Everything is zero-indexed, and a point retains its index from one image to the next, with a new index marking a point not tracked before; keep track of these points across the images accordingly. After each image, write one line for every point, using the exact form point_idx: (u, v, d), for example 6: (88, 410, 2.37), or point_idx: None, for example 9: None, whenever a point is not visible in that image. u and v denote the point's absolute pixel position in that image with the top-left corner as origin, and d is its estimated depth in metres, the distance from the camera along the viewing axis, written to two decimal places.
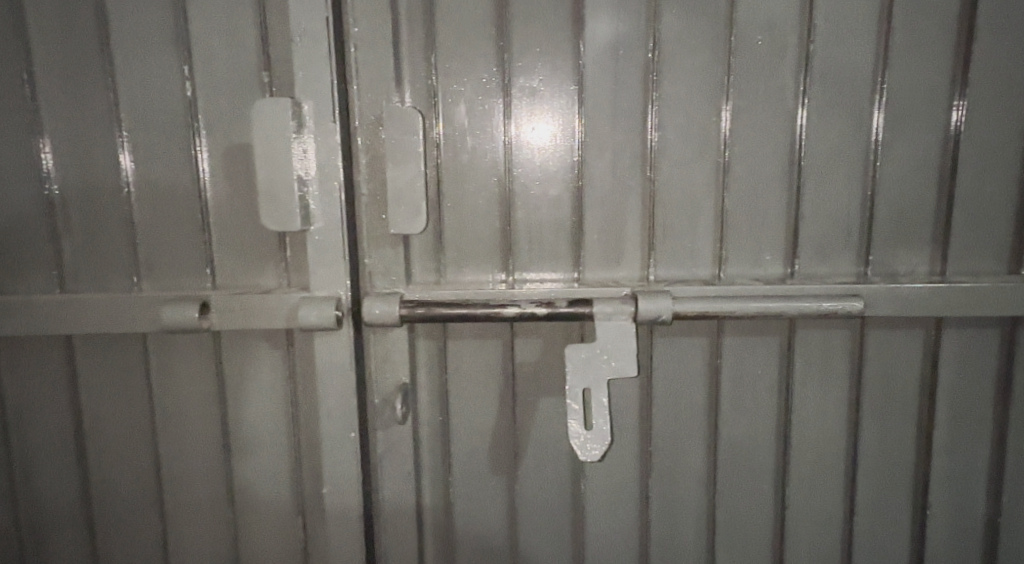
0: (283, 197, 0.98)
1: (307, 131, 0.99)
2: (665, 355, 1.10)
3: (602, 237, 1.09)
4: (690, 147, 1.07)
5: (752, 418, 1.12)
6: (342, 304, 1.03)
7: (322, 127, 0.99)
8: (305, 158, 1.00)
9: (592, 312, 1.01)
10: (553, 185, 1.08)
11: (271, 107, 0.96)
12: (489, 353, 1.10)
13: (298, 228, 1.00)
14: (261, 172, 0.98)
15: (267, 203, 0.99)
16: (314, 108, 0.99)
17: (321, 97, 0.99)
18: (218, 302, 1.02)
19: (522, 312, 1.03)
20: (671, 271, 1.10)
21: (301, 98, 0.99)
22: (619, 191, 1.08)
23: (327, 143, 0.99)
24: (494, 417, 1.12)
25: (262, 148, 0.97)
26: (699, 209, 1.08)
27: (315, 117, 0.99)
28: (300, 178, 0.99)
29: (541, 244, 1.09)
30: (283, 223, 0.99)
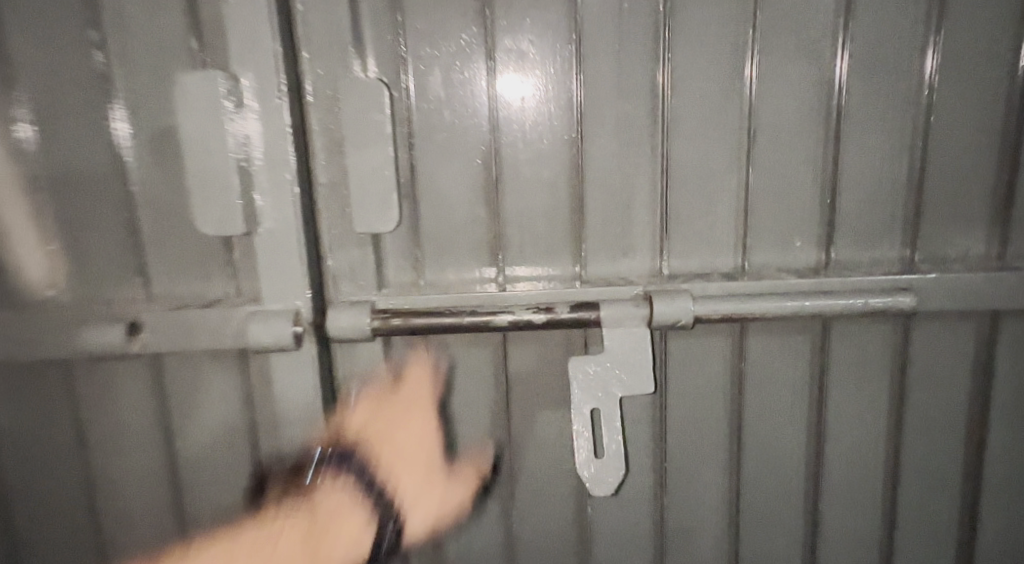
0: (222, 194, 0.83)
1: (248, 110, 0.81)
2: (682, 360, 0.96)
3: (605, 225, 0.93)
4: (708, 118, 0.91)
5: (777, 428, 0.98)
6: (302, 319, 0.86)
7: (266, 105, 0.81)
8: (248, 143, 0.82)
9: (600, 318, 0.86)
10: (547, 166, 0.92)
11: (202, 85, 0.80)
12: (479, 366, 0.95)
13: (243, 231, 0.84)
14: (192, 164, 0.82)
15: (202, 201, 0.83)
16: (254, 81, 0.81)
17: (261, 67, 0.80)
18: (150, 320, 0.86)
19: (520, 320, 0.87)
20: (687, 263, 0.94)
21: (237, 70, 0.81)
22: (626, 171, 0.92)
23: (274, 124, 0.81)
24: (486, 437, 0.98)
25: (191, 135, 0.81)
26: (719, 190, 0.92)
27: (257, 92, 0.81)
28: (243, 169, 0.82)
29: (536, 236, 0.93)
30: (222, 225, 0.83)
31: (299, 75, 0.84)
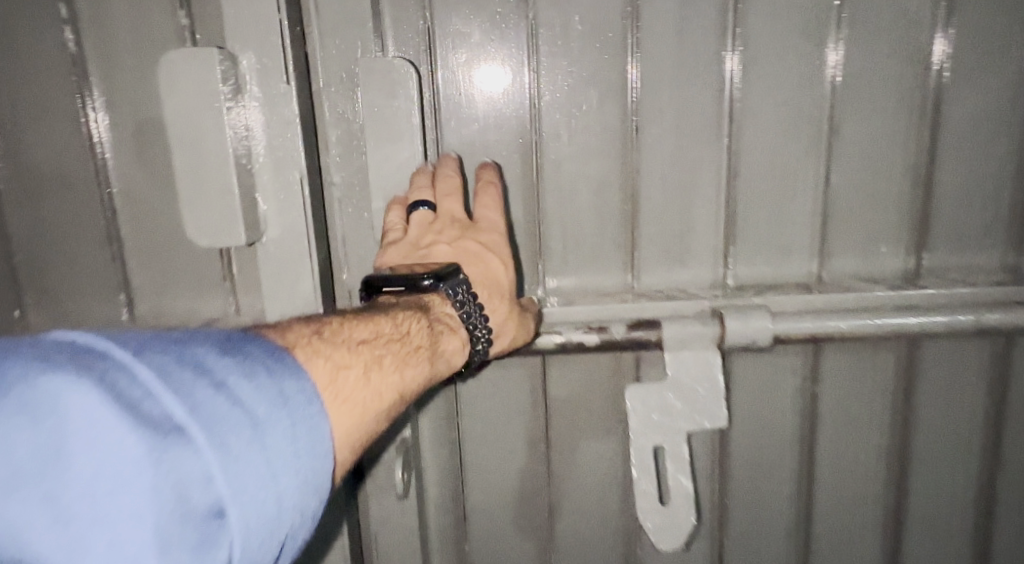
0: (219, 199, 0.66)
1: (248, 96, 0.66)
2: (749, 383, 0.84)
3: (661, 231, 0.82)
4: (784, 105, 0.78)
5: (855, 462, 0.86)
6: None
7: (270, 91, 0.66)
8: (249, 136, 0.66)
9: (662, 338, 0.74)
10: (595, 161, 0.80)
11: (190, 61, 0.62)
12: (513, 388, 0.85)
13: (246, 241, 0.67)
14: (178, 161, 0.65)
15: (190, 207, 0.66)
16: (257, 63, 0.65)
17: (263, 46, 0.65)
18: None
19: (568, 341, 0.75)
20: (753, 271, 0.83)
21: (233, 48, 0.65)
22: (685, 167, 0.80)
23: (280, 114, 0.66)
24: (520, 467, 0.87)
25: (176, 124, 0.64)
26: (793, 188, 0.80)
27: (259, 75, 0.66)
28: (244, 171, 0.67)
29: (580, 242, 0.82)
30: (218, 238, 0.66)
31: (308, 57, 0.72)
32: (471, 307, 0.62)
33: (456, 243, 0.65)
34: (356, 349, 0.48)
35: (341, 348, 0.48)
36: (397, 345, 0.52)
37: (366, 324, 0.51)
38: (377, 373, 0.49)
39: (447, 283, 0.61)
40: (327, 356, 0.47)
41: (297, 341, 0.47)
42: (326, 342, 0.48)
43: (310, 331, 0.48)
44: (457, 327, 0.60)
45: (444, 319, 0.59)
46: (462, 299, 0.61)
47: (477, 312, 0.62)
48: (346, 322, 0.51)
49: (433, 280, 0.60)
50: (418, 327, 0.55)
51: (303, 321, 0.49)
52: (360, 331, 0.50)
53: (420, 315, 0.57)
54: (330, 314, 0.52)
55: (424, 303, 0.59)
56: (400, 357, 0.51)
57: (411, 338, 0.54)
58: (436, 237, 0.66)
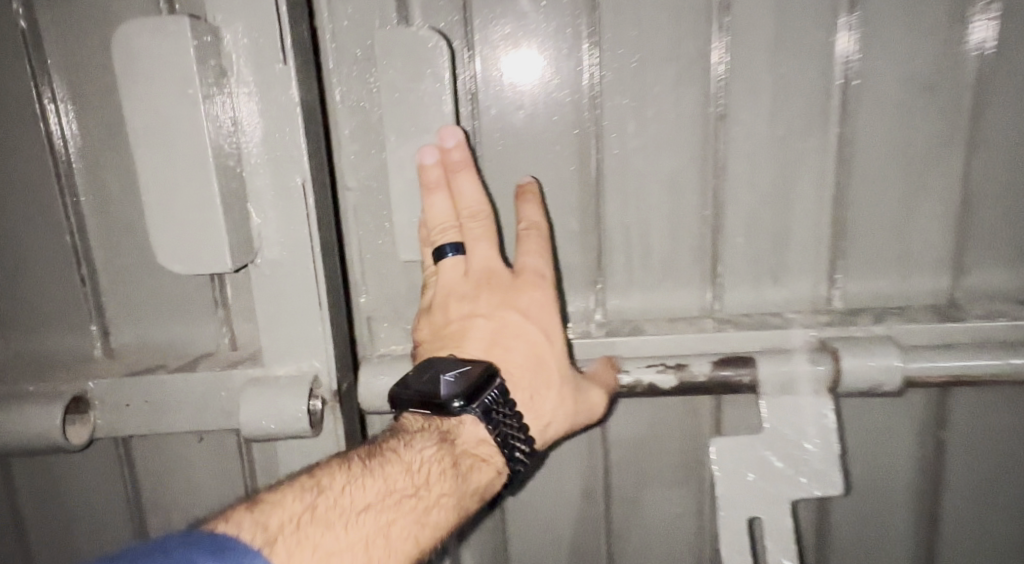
0: (198, 215, 0.52)
1: (236, 82, 0.52)
2: (857, 425, 0.70)
3: (749, 241, 0.67)
4: (911, 82, 0.62)
5: (981, 515, 0.72)
6: (319, 390, 0.58)
7: (264, 74, 0.52)
8: (237, 132, 0.53)
9: (757, 378, 0.58)
10: (670, 156, 0.65)
11: (154, 42, 0.49)
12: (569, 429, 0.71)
13: (232, 269, 0.54)
14: (146, 163, 0.52)
15: (163, 221, 0.53)
16: (245, 39, 0.52)
17: (253, 15, 0.51)
18: (103, 391, 0.60)
19: (635, 379, 0.59)
20: (865, 290, 0.67)
21: (215, 19, 0.51)
22: (781, 161, 0.65)
23: (276, 102, 0.53)
24: (575, 520, 0.74)
25: (142, 116, 0.50)
26: (919, 187, 0.65)
27: (249, 54, 0.52)
28: (232, 175, 0.53)
29: (650, 254, 0.67)
30: (196, 261, 0.53)
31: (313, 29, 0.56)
32: (504, 422, 0.52)
33: (492, 323, 0.55)
34: (355, 525, 0.44)
35: (337, 530, 0.43)
36: (407, 504, 0.47)
37: (369, 484, 0.46)
38: (377, 550, 0.44)
39: (476, 402, 0.51)
40: (316, 548, 0.42)
41: (283, 530, 0.42)
42: (319, 525, 0.43)
43: (302, 506, 0.43)
44: (490, 456, 0.52)
45: (473, 449, 0.52)
46: (495, 420, 0.52)
47: (514, 424, 0.52)
48: (350, 482, 0.46)
49: (460, 403, 0.50)
50: (437, 470, 0.49)
51: (300, 487, 0.45)
52: (362, 495, 0.46)
53: (443, 451, 0.50)
54: (334, 465, 0.47)
55: (449, 432, 0.52)
56: (412, 521, 0.46)
57: (426, 490, 0.48)
58: (469, 313, 0.55)
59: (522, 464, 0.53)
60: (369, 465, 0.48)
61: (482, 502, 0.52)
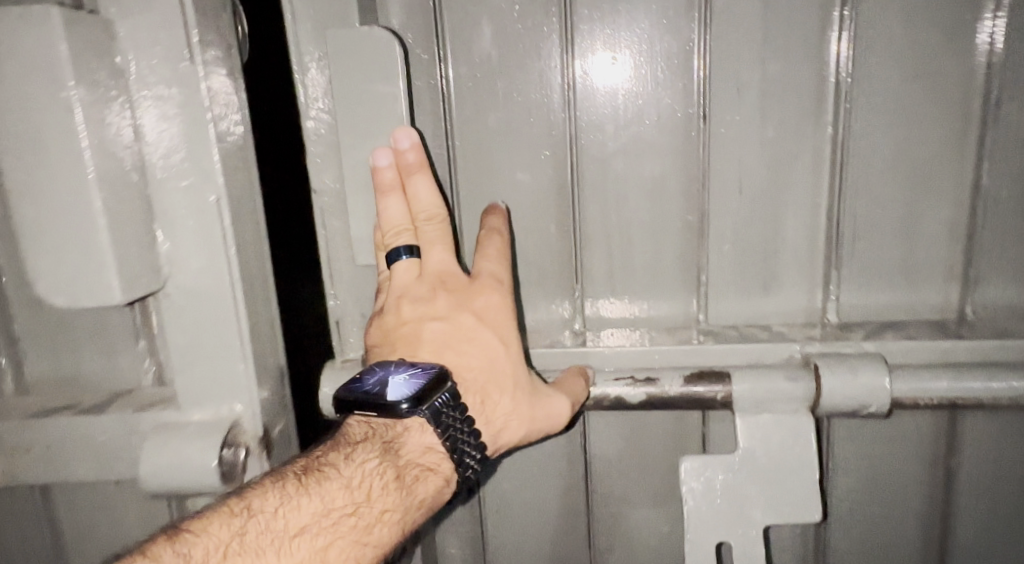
0: (81, 237, 0.45)
1: (134, 85, 0.47)
2: (854, 445, 0.66)
3: (736, 248, 0.63)
4: (911, 80, 0.57)
5: (993, 548, 0.66)
6: (241, 438, 0.53)
7: (167, 78, 0.47)
8: (136, 141, 0.47)
9: (731, 394, 0.55)
10: (651, 158, 0.62)
11: (16, 35, 0.42)
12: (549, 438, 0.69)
13: (124, 301, 0.47)
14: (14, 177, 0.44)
15: (41, 247, 0.45)
16: (145, 36, 0.46)
17: (159, 6, 0.46)
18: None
19: (600, 392, 0.57)
20: (864, 302, 0.63)
21: (107, 11, 0.46)
22: (770, 166, 0.61)
23: (185, 109, 0.47)
24: (557, 532, 0.72)
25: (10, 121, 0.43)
26: (922, 194, 0.60)
27: (149, 55, 0.46)
28: (130, 189, 0.47)
29: (630, 260, 0.65)
30: (81, 290, 0.46)
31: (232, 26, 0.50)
32: (455, 426, 0.51)
33: (448, 325, 0.54)
34: (287, 553, 0.43)
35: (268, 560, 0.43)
36: (345, 525, 0.46)
37: (304, 506, 0.45)
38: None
39: (425, 405, 0.49)
40: None
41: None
42: (246, 556, 0.42)
43: (230, 535, 0.42)
44: (437, 464, 0.50)
45: (420, 457, 0.50)
46: (445, 423, 0.50)
47: (466, 427, 0.51)
48: (283, 504, 0.45)
49: (408, 404, 0.48)
50: (379, 486, 0.48)
51: (228, 512, 0.43)
52: (297, 518, 0.44)
53: (386, 463, 0.48)
54: (267, 484, 0.45)
55: (393, 441, 0.50)
56: (350, 542, 0.46)
57: (367, 508, 0.47)
58: (424, 315, 0.54)
59: (473, 469, 0.52)
60: (305, 483, 0.46)
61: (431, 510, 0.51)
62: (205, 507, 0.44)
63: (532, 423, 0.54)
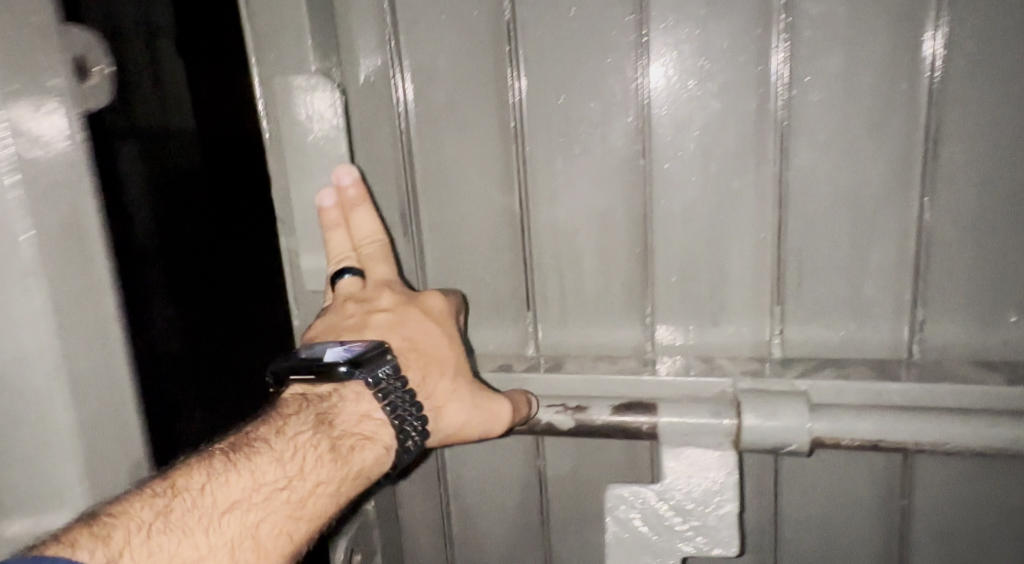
0: None
1: None
2: (803, 480, 0.65)
3: (684, 279, 0.64)
4: (851, 119, 0.57)
5: None
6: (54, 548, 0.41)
7: None
8: None
9: (656, 428, 0.56)
10: (597, 192, 0.64)
11: None
12: (506, 455, 0.72)
13: None
14: None
15: None
16: None
17: None
18: None
19: (534, 418, 0.59)
20: (812, 337, 0.62)
21: None
22: (713, 201, 0.62)
23: None
24: (515, 544, 0.75)
25: None
26: (866, 232, 0.59)
27: None
28: None
29: (580, 289, 0.66)
30: None
31: (84, 64, 0.44)
32: (396, 394, 0.53)
33: (394, 315, 0.56)
34: (217, 527, 0.44)
35: (196, 536, 0.43)
36: (277, 499, 0.47)
37: (233, 481, 0.46)
38: (244, 551, 0.44)
39: (363, 368, 0.51)
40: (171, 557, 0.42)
41: (130, 543, 0.41)
42: (175, 533, 0.43)
43: (153, 514, 0.43)
44: (375, 433, 0.52)
45: (356, 426, 0.51)
46: (385, 387, 0.52)
47: (407, 396, 0.53)
48: (210, 482, 0.46)
49: (347, 366, 0.51)
50: (312, 457, 0.49)
51: (153, 492, 0.44)
52: (225, 494, 0.45)
53: (318, 435, 0.50)
54: (193, 464, 0.46)
55: (326, 414, 0.51)
56: (282, 513, 0.47)
57: (299, 481, 0.48)
58: (368, 309, 0.56)
59: (412, 441, 0.52)
60: (233, 461, 0.47)
61: (370, 480, 0.52)
62: (128, 492, 0.44)
63: (472, 408, 0.55)
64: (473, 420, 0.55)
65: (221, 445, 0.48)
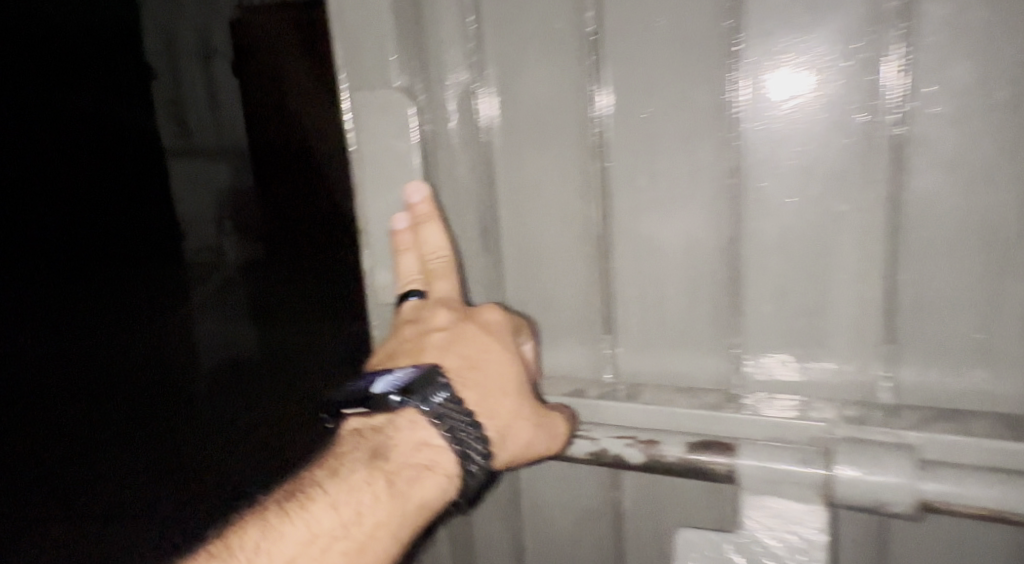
0: None
1: None
2: (913, 548, 0.57)
3: (779, 311, 0.58)
4: (980, 134, 0.50)
5: None
6: None
7: None
8: None
9: (733, 471, 0.51)
10: (681, 213, 0.60)
11: None
12: (579, 485, 0.69)
13: None
14: None
15: None
16: None
17: None
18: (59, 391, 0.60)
19: (600, 448, 0.55)
20: (927, 382, 0.55)
21: None
22: (811, 224, 0.55)
23: None
24: None
25: None
26: (997, 266, 0.51)
27: None
28: None
29: (662, 315, 0.62)
30: None
31: None
32: (453, 419, 0.51)
33: (448, 333, 0.54)
34: None
35: None
36: (336, 546, 0.47)
37: (290, 531, 0.47)
38: None
39: (416, 395, 0.50)
40: None
41: None
42: None
43: None
44: (435, 461, 0.51)
45: (414, 456, 0.50)
46: (440, 413, 0.51)
47: (465, 416, 0.51)
48: (267, 537, 0.47)
49: (399, 396, 0.50)
50: (369, 499, 0.49)
51: (213, 551, 0.46)
52: (283, 547, 0.46)
53: (374, 474, 0.50)
54: (252, 518, 0.48)
55: (382, 448, 0.51)
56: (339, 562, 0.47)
57: (357, 524, 0.48)
58: (424, 331, 0.55)
59: (476, 465, 0.51)
60: (290, 510, 0.48)
61: (436, 508, 0.51)
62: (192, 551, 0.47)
63: (537, 427, 0.53)
64: (537, 438, 0.53)
65: (282, 495, 0.49)
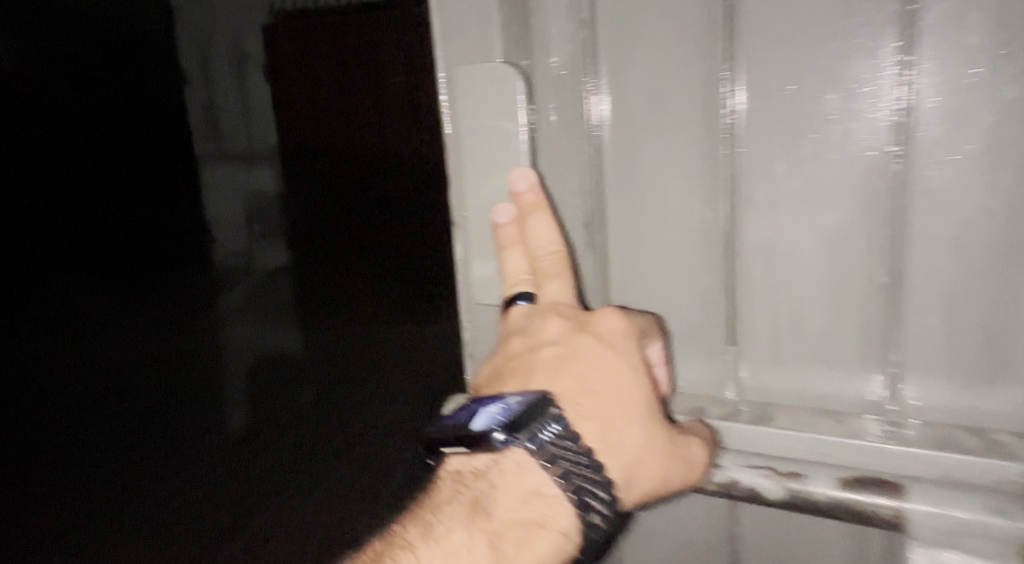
0: None
1: None
2: None
3: (947, 324, 0.49)
4: None
5: None
6: None
7: None
8: None
9: (903, 518, 0.42)
10: (829, 209, 0.51)
11: None
12: (689, 515, 0.61)
13: None
14: None
15: None
16: None
17: None
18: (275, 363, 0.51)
19: (731, 484, 0.47)
20: None
21: None
22: (996, 220, 0.46)
23: None
24: None
25: None
26: None
27: None
28: None
29: (800, 324, 0.54)
30: None
31: None
32: (567, 461, 0.45)
33: (560, 348, 0.49)
34: None
35: None
36: None
37: None
38: None
39: (522, 434, 0.44)
40: None
41: None
42: None
43: None
44: (548, 517, 0.44)
45: (523, 512, 0.45)
46: (551, 456, 0.44)
47: (581, 456, 0.45)
48: None
49: (502, 435, 0.43)
50: None
51: None
52: None
53: (474, 538, 0.45)
54: None
55: (483, 505, 0.46)
56: None
57: None
58: (534, 345, 0.50)
59: (598, 512, 0.44)
60: None
61: None
62: None
63: (669, 459, 0.46)
64: (671, 469, 0.46)
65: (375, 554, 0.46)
